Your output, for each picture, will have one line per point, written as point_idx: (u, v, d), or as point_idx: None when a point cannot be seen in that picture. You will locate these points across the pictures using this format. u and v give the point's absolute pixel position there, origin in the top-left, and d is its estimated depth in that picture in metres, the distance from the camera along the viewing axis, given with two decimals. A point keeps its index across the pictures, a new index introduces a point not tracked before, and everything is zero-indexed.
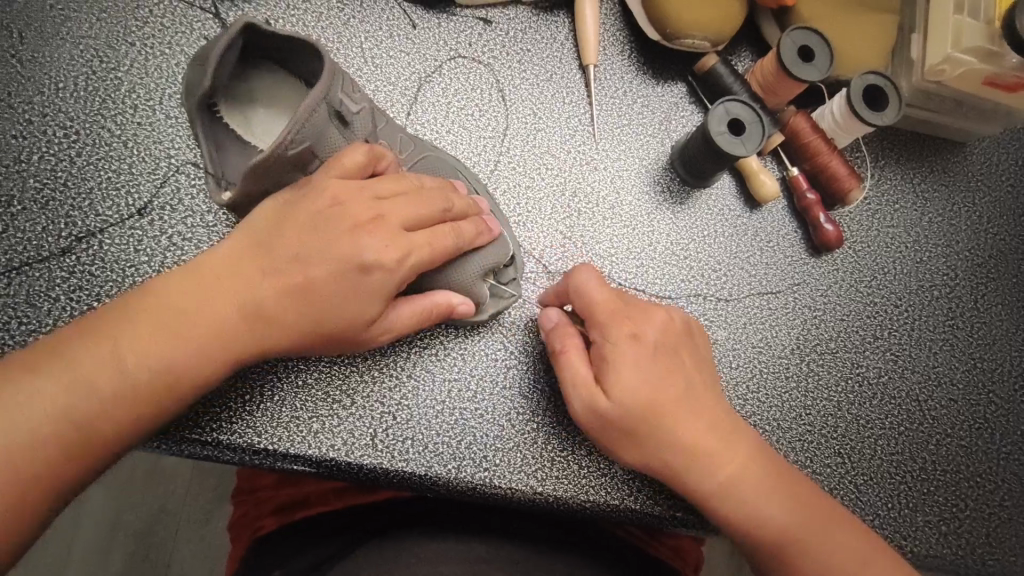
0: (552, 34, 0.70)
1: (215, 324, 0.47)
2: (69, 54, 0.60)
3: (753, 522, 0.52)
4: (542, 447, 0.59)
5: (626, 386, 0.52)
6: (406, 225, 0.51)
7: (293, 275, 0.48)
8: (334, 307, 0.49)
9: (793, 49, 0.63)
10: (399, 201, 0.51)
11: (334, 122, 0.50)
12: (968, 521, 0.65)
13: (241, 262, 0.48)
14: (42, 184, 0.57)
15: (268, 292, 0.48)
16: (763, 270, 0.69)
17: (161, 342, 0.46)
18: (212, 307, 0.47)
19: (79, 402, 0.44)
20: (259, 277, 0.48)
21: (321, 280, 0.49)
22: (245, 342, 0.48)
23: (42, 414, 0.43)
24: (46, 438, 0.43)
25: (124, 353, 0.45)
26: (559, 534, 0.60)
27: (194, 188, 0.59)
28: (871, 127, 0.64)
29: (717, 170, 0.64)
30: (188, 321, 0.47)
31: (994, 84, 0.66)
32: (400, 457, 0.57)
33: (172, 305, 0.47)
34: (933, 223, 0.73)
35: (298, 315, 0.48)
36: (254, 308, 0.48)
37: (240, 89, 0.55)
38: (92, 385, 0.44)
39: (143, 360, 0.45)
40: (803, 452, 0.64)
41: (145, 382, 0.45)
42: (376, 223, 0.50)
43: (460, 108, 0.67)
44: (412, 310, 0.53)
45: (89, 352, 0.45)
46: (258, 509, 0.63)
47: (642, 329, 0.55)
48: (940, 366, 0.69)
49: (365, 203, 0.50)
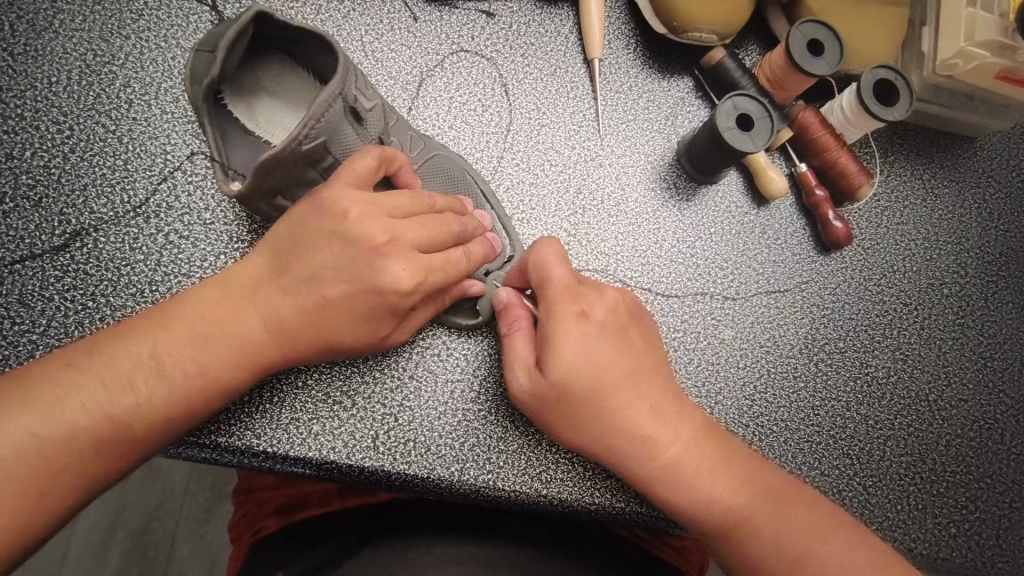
0: (556, 28, 0.68)
1: (243, 336, 0.47)
2: (62, 47, 0.58)
3: (702, 502, 0.50)
4: (547, 450, 0.58)
5: (569, 359, 0.51)
6: (422, 247, 0.50)
7: (310, 295, 0.48)
8: (345, 329, 0.49)
9: (804, 43, 0.62)
10: (414, 221, 0.49)
11: (348, 118, 0.49)
12: (978, 522, 0.64)
13: (267, 276, 0.49)
14: (35, 181, 0.55)
15: (291, 311, 0.48)
16: (770, 268, 0.68)
17: (195, 347, 0.46)
18: (240, 320, 0.48)
19: (115, 400, 0.44)
20: (281, 294, 0.48)
21: (334, 301, 0.48)
22: (270, 355, 0.48)
23: (77, 408, 0.43)
24: (78, 434, 0.42)
25: (158, 357, 0.45)
26: (564, 537, 0.59)
27: (191, 185, 0.58)
28: (881, 122, 0.63)
29: (724, 166, 0.63)
30: (221, 332, 0.47)
31: (1007, 79, 0.64)
32: (403, 459, 0.56)
33: (202, 315, 0.47)
34: (943, 220, 0.71)
35: (318, 334, 0.49)
36: (280, 325, 0.48)
37: (246, 81, 0.53)
38: (129, 383, 0.44)
39: (178, 363, 0.46)
40: (811, 453, 0.63)
41: (179, 386, 0.45)
42: (391, 244, 0.48)
43: (462, 103, 0.65)
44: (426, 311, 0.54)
45: (123, 351, 0.45)
46: (258, 511, 0.62)
47: (591, 301, 0.53)
48: (950, 365, 0.68)
49: (380, 222, 0.48)
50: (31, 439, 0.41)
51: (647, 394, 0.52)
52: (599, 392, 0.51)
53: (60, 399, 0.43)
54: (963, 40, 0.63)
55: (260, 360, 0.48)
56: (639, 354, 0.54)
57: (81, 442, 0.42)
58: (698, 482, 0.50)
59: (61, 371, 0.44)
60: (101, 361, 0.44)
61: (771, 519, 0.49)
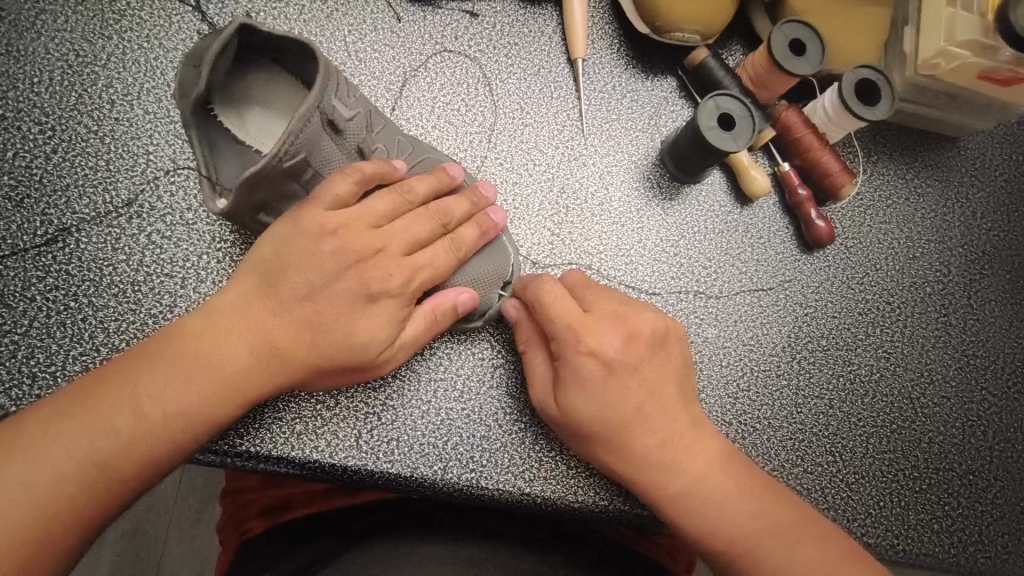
0: (539, 28, 0.69)
1: (229, 367, 0.46)
2: (44, 48, 0.58)
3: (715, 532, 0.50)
4: (529, 448, 0.58)
5: (583, 400, 0.52)
6: (407, 249, 0.51)
7: (304, 314, 0.48)
8: (344, 343, 0.48)
9: (784, 42, 0.62)
10: (398, 228, 0.51)
11: (327, 130, 0.49)
12: (960, 519, 0.65)
13: (261, 299, 0.48)
14: (17, 182, 0.55)
15: (283, 333, 0.48)
16: (754, 267, 0.68)
17: (176, 385, 0.45)
18: (228, 350, 0.47)
19: (98, 445, 0.42)
20: (272, 316, 0.48)
21: (325, 314, 0.48)
22: (261, 382, 0.47)
23: (64, 458, 0.41)
24: (67, 481, 0.41)
25: (140, 400, 0.44)
26: (547, 535, 0.59)
27: (173, 186, 0.58)
28: (863, 122, 0.63)
29: (706, 166, 0.63)
30: (204, 367, 0.46)
31: (989, 78, 0.64)
32: (385, 458, 0.56)
33: (187, 349, 0.46)
34: (926, 218, 0.72)
35: (312, 352, 0.48)
36: (271, 349, 0.47)
37: (235, 89, 0.53)
38: (110, 430, 0.43)
39: (159, 404, 0.44)
40: (794, 451, 0.63)
41: (162, 426, 0.44)
42: (379, 256, 0.50)
43: (446, 102, 0.66)
44: (418, 321, 0.52)
45: (102, 397, 0.44)
46: (242, 512, 0.62)
47: (600, 332, 0.53)
48: (933, 363, 0.69)
49: (368, 234, 0.50)
50: (22, 490, 0.40)
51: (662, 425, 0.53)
52: (616, 428, 0.52)
53: (46, 448, 0.41)
54: (943, 40, 0.63)
55: (247, 391, 0.47)
56: (655, 386, 0.54)
57: (70, 489, 0.41)
58: (713, 514, 0.51)
59: (46, 421, 0.42)
60: (85, 406, 0.43)
61: (782, 548, 0.49)
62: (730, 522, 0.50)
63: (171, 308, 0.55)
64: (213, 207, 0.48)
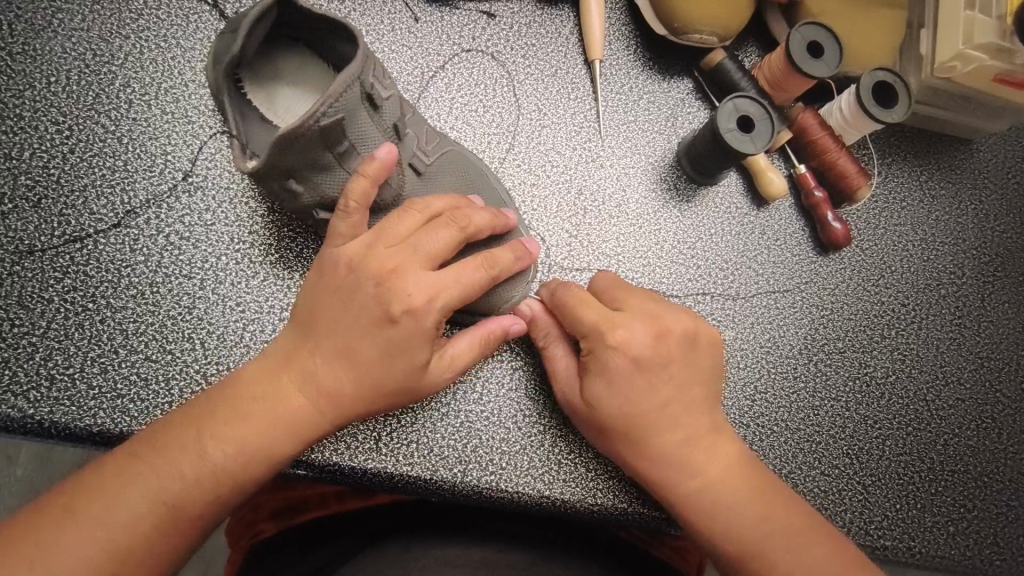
0: (557, 29, 0.68)
1: (282, 410, 0.46)
2: (60, 47, 0.58)
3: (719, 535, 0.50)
4: (549, 450, 0.58)
5: (603, 389, 0.52)
6: (432, 262, 0.49)
7: (344, 355, 0.47)
8: (383, 371, 0.47)
9: (803, 44, 0.62)
10: (418, 251, 0.48)
11: (365, 105, 0.48)
12: (976, 521, 0.65)
13: (304, 348, 0.48)
14: (34, 182, 0.55)
15: (327, 374, 0.47)
16: (770, 269, 0.68)
17: (235, 428, 0.45)
18: (278, 400, 0.47)
19: (169, 485, 0.43)
20: (314, 363, 0.47)
21: (364, 349, 0.47)
22: (312, 421, 0.47)
23: (138, 499, 0.42)
24: (142, 519, 0.42)
25: (203, 442, 0.44)
26: (567, 537, 0.59)
27: (191, 186, 0.58)
28: (880, 124, 0.63)
29: (724, 167, 0.63)
30: (257, 410, 0.46)
31: (1005, 81, 0.65)
32: (405, 460, 0.56)
33: (243, 395, 0.46)
34: (940, 221, 0.72)
35: (357, 388, 0.47)
36: (318, 389, 0.47)
37: (264, 66, 0.53)
38: (177, 471, 0.43)
39: (219, 445, 0.44)
40: (811, 453, 0.63)
41: (230, 462, 0.44)
42: (397, 273, 0.47)
43: (464, 104, 0.65)
44: (470, 341, 0.51)
45: (173, 439, 0.44)
46: (255, 513, 0.62)
47: (628, 325, 0.52)
48: (948, 365, 0.69)
49: (379, 255, 0.48)
50: (102, 528, 0.41)
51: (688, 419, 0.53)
52: (629, 423, 0.52)
53: (117, 494, 0.42)
54: (961, 42, 0.63)
55: (300, 434, 0.47)
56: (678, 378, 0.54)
57: (134, 536, 0.42)
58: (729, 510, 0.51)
59: (121, 465, 0.43)
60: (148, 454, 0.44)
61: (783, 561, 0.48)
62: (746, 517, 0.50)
63: (190, 309, 0.55)
64: (241, 166, 0.48)
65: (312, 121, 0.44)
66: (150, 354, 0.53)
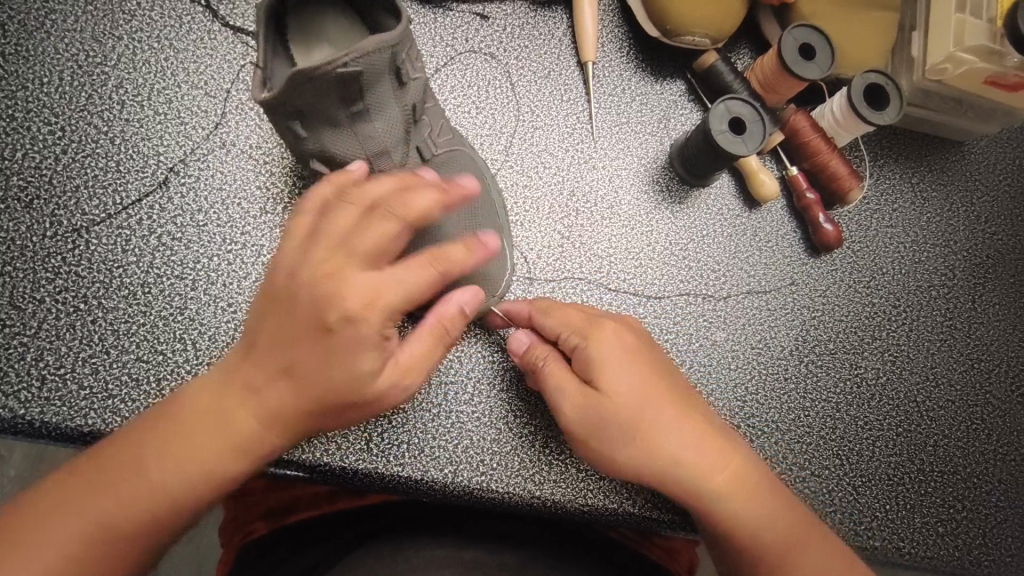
0: (550, 31, 0.69)
1: (226, 429, 0.43)
2: (53, 48, 0.58)
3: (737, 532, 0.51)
4: (540, 451, 0.58)
5: (612, 381, 0.51)
6: (378, 263, 0.44)
7: (288, 370, 0.43)
8: (332, 386, 0.43)
9: (794, 46, 0.62)
10: (359, 240, 0.43)
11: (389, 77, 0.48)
12: (965, 522, 0.65)
13: (249, 360, 0.44)
14: (26, 182, 0.55)
15: (274, 390, 0.43)
16: (761, 270, 0.68)
17: (177, 450, 0.42)
18: (234, 407, 0.44)
19: (111, 517, 0.41)
20: (259, 375, 0.43)
21: (309, 363, 0.43)
22: (260, 443, 0.44)
23: (77, 533, 0.40)
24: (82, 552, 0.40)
25: (146, 468, 0.42)
26: (557, 537, 0.59)
27: (184, 186, 0.58)
28: (871, 126, 0.63)
29: (716, 169, 0.64)
30: (201, 429, 0.43)
31: (996, 83, 0.65)
32: (396, 461, 0.56)
33: (188, 413, 0.44)
34: (932, 222, 0.72)
35: (306, 405, 0.43)
36: (265, 407, 0.43)
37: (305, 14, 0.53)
38: (120, 499, 0.41)
39: (162, 472, 0.42)
40: (802, 454, 0.64)
41: (176, 494, 0.42)
42: (338, 276, 0.42)
43: (456, 105, 0.66)
44: (417, 341, 0.46)
45: (110, 465, 0.42)
46: (248, 513, 0.62)
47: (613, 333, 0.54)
48: (938, 367, 0.69)
49: (322, 257, 0.43)
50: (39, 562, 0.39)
51: (687, 423, 0.52)
52: (642, 424, 0.51)
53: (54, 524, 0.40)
54: (952, 45, 0.63)
55: (257, 442, 0.44)
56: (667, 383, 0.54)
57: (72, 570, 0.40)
58: (733, 514, 0.51)
59: (60, 489, 0.41)
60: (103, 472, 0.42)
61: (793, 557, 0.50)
62: (750, 517, 0.51)
63: (182, 309, 0.55)
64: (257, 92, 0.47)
65: (334, 67, 0.44)
66: (141, 355, 0.53)
